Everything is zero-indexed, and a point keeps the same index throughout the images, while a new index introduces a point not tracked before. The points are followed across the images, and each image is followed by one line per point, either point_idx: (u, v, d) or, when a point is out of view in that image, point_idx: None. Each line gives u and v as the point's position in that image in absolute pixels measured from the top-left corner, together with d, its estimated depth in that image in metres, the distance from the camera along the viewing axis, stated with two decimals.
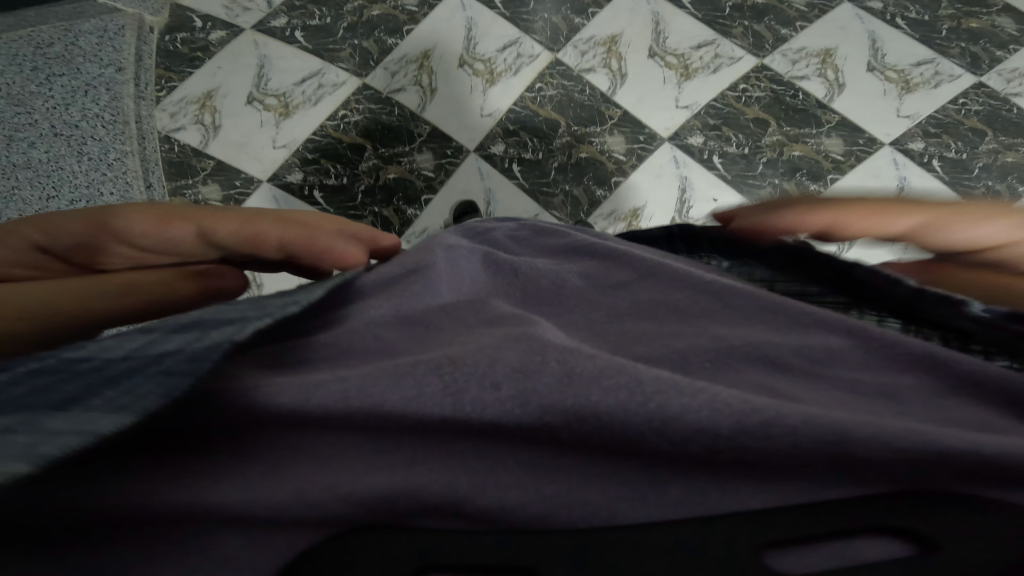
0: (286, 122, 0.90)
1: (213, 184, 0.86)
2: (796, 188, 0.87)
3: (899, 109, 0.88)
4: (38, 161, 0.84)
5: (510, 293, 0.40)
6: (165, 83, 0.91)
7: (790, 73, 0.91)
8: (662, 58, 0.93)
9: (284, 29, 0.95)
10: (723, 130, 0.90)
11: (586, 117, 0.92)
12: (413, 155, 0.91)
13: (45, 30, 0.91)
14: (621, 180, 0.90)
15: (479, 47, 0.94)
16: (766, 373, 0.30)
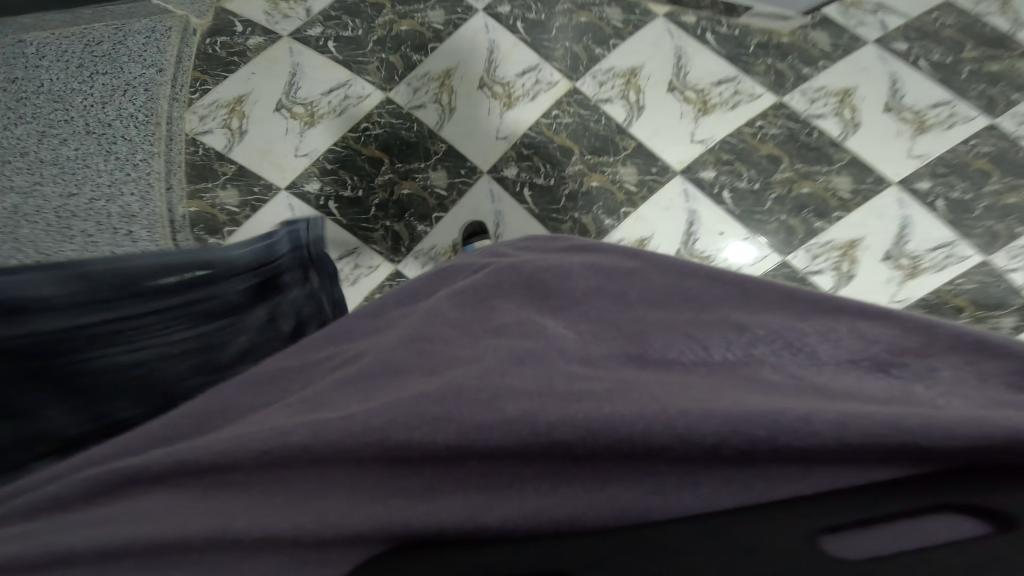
0: (311, 132, 0.79)
1: (230, 189, 0.76)
2: (799, 225, 0.71)
3: (911, 149, 0.69)
4: (66, 159, 0.71)
5: (523, 292, 0.41)
6: (199, 87, 0.79)
7: (808, 111, 0.74)
8: (681, 92, 0.77)
9: (318, 40, 0.81)
10: (736, 165, 0.74)
11: (599, 146, 0.77)
12: (427, 171, 0.79)
13: (94, 27, 0.76)
14: (630, 211, 0.76)
15: (500, 69, 0.80)
16: (799, 367, 0.32)
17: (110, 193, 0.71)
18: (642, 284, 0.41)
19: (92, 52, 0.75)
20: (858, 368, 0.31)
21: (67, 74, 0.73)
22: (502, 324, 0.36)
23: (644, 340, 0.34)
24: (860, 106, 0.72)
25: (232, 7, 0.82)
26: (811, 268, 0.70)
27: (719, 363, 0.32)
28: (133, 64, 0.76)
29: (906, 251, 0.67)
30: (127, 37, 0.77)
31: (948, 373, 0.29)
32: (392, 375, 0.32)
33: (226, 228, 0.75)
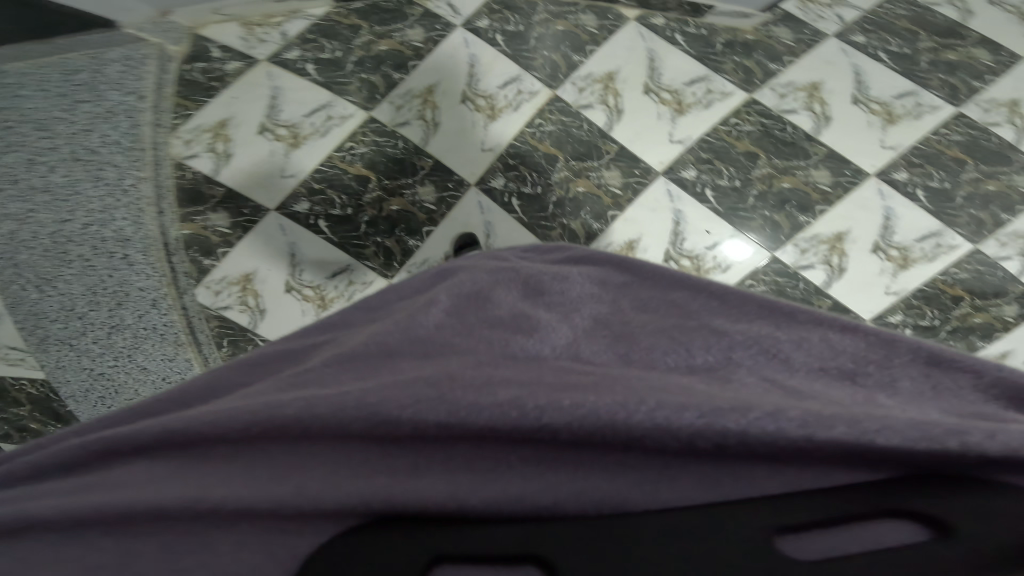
0: (296, 155, 0.58)
1: (221, 211, 0.57)
2: (785, 219, 0.57)
3: (884, 138, 0.57)
4: (55, 186, 0.53)
5: (514, 290, 0.38)
6: (177, 113, 0.57)
7: (778, 107, 0.59)
8: (656, 93, 0.61)
9: (297, 63, 0.59)
10: (717, 162, 0.59)
11: (584, 152, 0.61)
12: (415, 185, 0.60)
13: (71, 54, 0.54)
14: (616, 215, 0.59)
15: (482, 81, 0.61)
16: (775, 368, 0.28)
17: (104, 218, 0.54)
18: (632, 293, 0.38)
19: (74, 80, 0.55)
20: (829, 370, 0.28)
21: (47, 101, 0.54)
22: (485, 317, 0.34)
23: (624, 340, 0.31)
24: (829, 100, 0.59)
25: (205, 31, 0.58)
26: (802, 262, 0.57)
27: (698, 360, 0.29)
28: (111, 87, 0.55)
29: (893, 242, 0.55)
30: (109, 64, 0.56)
31: (905, 380, 0.27)
32: (357, 365, 0.29)
33: (221, 249, 0.57)
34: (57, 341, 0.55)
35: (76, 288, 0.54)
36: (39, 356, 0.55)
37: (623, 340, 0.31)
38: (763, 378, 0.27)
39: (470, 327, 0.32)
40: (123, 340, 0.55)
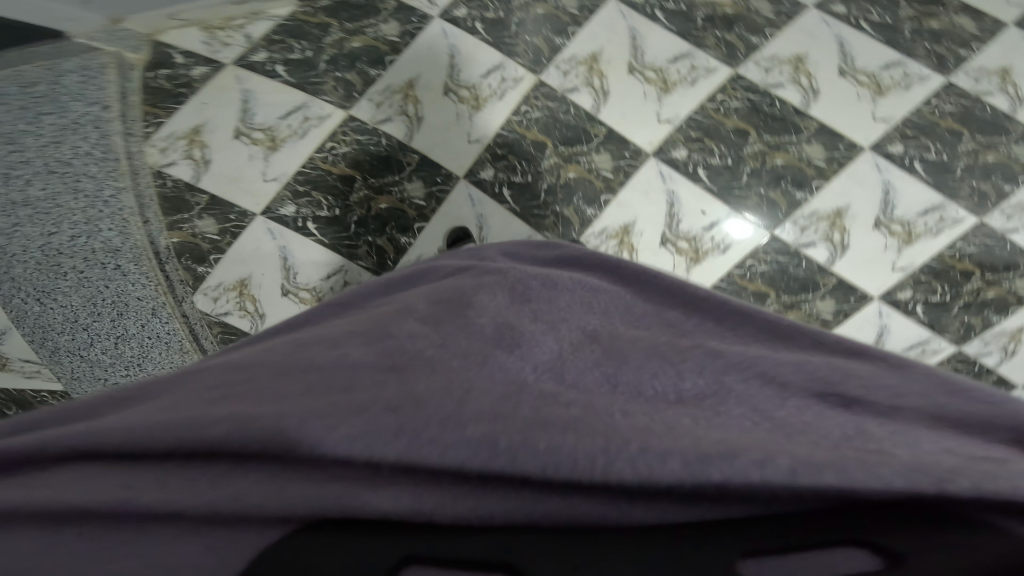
0: (278, 158, 0.57)
1: (208, 217, 0.56)
2: (782, 197, 0.57)
3: (876, 111, 0.56)
4: (37, 201, 0.52)
5: (502, 292, 0.35)
6: (150, 122, 0.55)
7: (764, 81, 0.57)
8: (641, 73, 0.58)
9: (265, 64, 0.57)
10: (705, 143, 0.58)
11: (572, 136, 0.59)
12: (404, 184, 0.60)
13: (25, 67, 0.54)
14: (611, 200, 0.59)
15: (464, 74, 0.59)
16: (765, 397, 0.26)
17: (91, 228, 0.53)
18: (626, 302, 0.36)
19: (33, 92, 0.54)
20: (823, 394, 0.26)
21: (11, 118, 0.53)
22: (467, 324, 0.30)
23: (605, 355, 0.28)
24: (816, 72, 0.57)
25: (167, 37, 0.56)
26: (801, 240, 0.57)
27: (683, 386, 0.26)
28: (77, 95, 0.54)
29: (897, 216, 0.56)
30: (64, 75, 0.54)
31: (902, 408, 0.25)
32: (305, 370, 0.26)
33: (212, 255, 0.56)
34: (67, 352, 0.55)
35: (75, 301, 0.53)
36: (53, 367, 0.56)
37: (605, 354, 0.28)
38: (754, 410, 0.25)
39: (447, 330, 0.28)
40: (131, 350, 0.55)
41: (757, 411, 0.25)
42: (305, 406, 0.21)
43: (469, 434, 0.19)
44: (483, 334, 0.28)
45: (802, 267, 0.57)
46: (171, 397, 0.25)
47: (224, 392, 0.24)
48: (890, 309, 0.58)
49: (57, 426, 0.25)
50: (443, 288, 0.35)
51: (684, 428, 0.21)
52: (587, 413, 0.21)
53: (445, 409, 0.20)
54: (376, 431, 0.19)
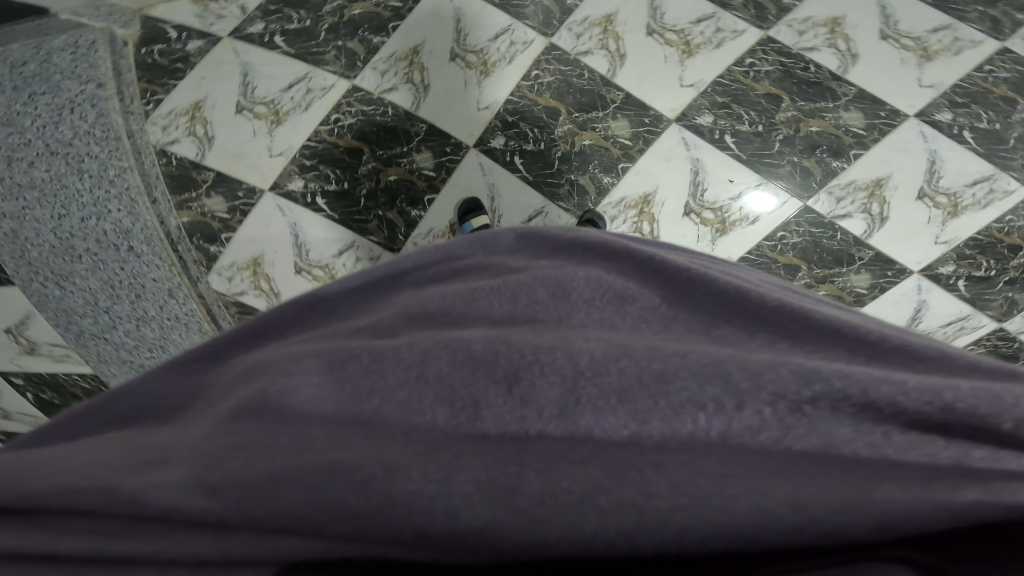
0: (280, 131, 0.77)
1: (216, 197, 0.77)
2: (816, 166, 0.76)
3: (922, 78, 0.72)
4: (41, 181, 0.70)
5: (493, 302, 0.38)
6: (150, 97, 0.76)
7: (798, 44, 0.74)
8: (660, 35, 0.76)
9: (263, 35, 0.77)
10: (733, 107, 0.76)
11: (587, 102, 0.77)
12: (413, 155, 0.79)
13: (14, 48, 0.70)
14: (628, 166, 0.78)
15: (470, 38, 0.78)
16: (833, 428, 0.29)
17: (99, 211, 0.72)
18: (670, 318, 0.36)
19: (19, 71, 0.69)
20: (877, 424, 0.28)
21: (8, 98, 0.69)
22: (461, 356, 0.34)
23: (643, 384, 0.31)
24: (852, 35, 0.73)
25: (158, 13, 0.77)
26: (838, 211, 0.77)
27: (740, 423, 0.29)
28: (68, 79, 0.70)
29: (940, 188, 0.75)
30: (54, 53, 0.70)
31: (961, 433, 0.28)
32: (328, 431, 0.32)
33: (222, 235, 0.77)
34: (95, 328, 0.80)
35: (93, 277, 0.75)
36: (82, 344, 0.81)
37: (645, 386, 0.31)
38: (808, 451, 0.28)
39: (447, 371, 0.33)
40: (154, 326, 0.79)
41: (816, 447, 0.28)
42: (316, 491, 0.26)
43: (463, 522, 0.25)
44: (481, 373, 0.33)
45: (837, 240, 0.78)
46: (178, 446, 0.31)
47: (257, 450, 0.30)
48: (930, 281, 0.79)
49: (74, 475, 0.30)
50: (428, 301, 0.40)
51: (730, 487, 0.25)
52: (606, 481, 0.26)
53: (425, 493, 0.26)
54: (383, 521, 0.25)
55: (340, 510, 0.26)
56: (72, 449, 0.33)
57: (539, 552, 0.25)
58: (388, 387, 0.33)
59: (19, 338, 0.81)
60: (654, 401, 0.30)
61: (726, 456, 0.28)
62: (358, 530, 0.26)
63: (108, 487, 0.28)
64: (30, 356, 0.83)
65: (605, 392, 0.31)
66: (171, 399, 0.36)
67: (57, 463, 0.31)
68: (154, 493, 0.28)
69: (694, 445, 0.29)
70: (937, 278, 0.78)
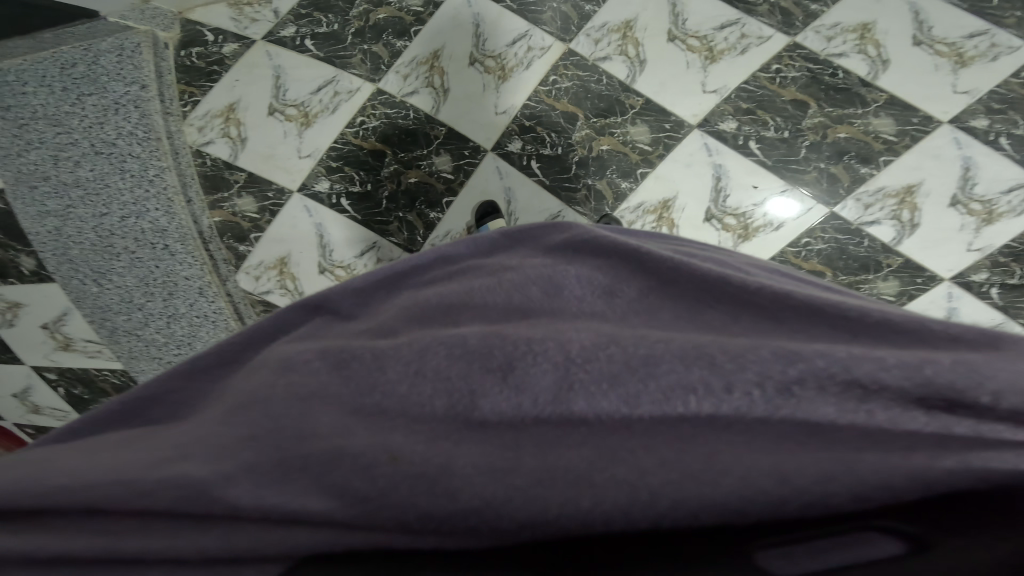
0: (309, 131, 0.84)
1: (247, 198, 0.84)
2: (843, 172, 0.76)
3: (956, 84, 0.72)
4: (86, 180, 0.79)
5: (490, 298, 0.39)
6: (188, 99, 0.84)
7: (826, 50, 0.75)
8: (682, 41, 0.79)
9: (296, 39, 0.84)
10: (758, 114, 0.77)
11: (604, 108, 0.81)
12: (432, 158, 0.84)
13: (64, 48, 0.75)
14: (648, 171, 0.81)
15: (490, 42, 0.82)
16: (817, 408, 0.28)
17: (138, 209, 0.80)
18: (659, 307, 0.37)
19: (71, 72, 0.76)
20: (865, 404, 0.28)
21: (58, 99, 0.76)
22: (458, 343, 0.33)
23: (632, 367, 0.30)
24: (883, 41, 0.73)
25: (196, 15, 0.85)
26: (866, 218, 0.77)
27: (730, 405, 0.29)
28: (112, 79, 0.78)
29: (975, 195, 0.74)
30: (101, 55, 0.77)
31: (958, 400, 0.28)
32: (330, 419, 0.31)
33: (251, 234, 0.84)
34: (126, 329, 0.87)
35: (130, 274, 0.83)
36: (113, 344, 0.88)
37: (635, 370, 0.30)
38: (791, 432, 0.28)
39: (445, 365, 0.32)
40: (183, 325, 0.86)
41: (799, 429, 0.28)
42: (317, 482, 0.27)
43: (464, 504, 0.26)
44: (480, 363, 0.32)
45: (863, 246, 0.78)
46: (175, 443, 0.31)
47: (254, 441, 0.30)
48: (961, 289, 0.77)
49: (69, 475, 0.29)
50: (427, 300, 0.41)
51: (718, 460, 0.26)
52: (600, 461, 0.27)
53: (427, 477, 0.27)
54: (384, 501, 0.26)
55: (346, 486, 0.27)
56: (75, 453, 0.33)
57: (535, 532, 0.25)
58: (389, 383, 0.33)
59: (57, 334, 0.88)
60: (644, 385, 0.30)
61: (719, 440, 0.28)
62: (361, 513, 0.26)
63: (102, 480, 0.28)
64: (64, 351, 0.90)
65: (598, 377, 0.30)
66: (174, 409, 0.37)
67: (54, 467, 0.31)
68: (146, 487, 0.27)
69: (684, 425, 0.29)
70: (970, 285, 0.77)
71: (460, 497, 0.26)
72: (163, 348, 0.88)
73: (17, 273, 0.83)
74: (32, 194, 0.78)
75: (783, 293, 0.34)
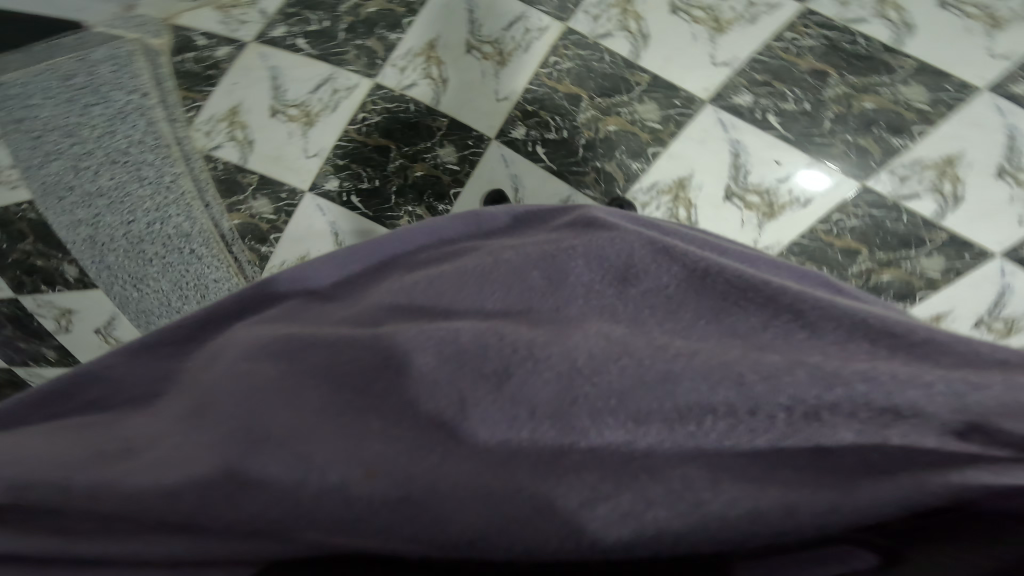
0: (312, 132, 0.82)
1: (262, 199, 0.82)
2: (873, 144, 0.71)
3: (991, 48, 0.66)
4: (107, 189, 0.76)
5: (484, 290, 0.35)
6: (191, 105, 0.81)
7: (842, 17, 0.70)
8: (687, 12, 0.75)
9: (286, 39, 0.82)
10: (774, 85, 0.73)
11: (609, 87, 0.79)
12: (435, 150, 0.84)
13: (61, 62, 0.75)
14: (660, 150, 0.79)
15: (484, 28, 0.83)
16: (846, 431, 0.25)
17: (161, 214, 0.77)
18: (677, 304, 0.33)
19: (73, 83, 0.75)
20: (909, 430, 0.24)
21: (69, 110, 0.75)
22: (440, 347, 0.30)
23: (643, 381, 0.27)
24: (903, 4, 0.68)
25: (184, 20, 0.81)
26: (903, 191, 0.72)
27: (744, 426, 0.25)
28: (113, 89, 0.76)
29: (1021, 165, 0.68)
30: (98, 65, 0.76)
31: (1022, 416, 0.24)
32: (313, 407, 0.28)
33: (271, 235, 0.82)
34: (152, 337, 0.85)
35: (165, 279, 0.79)
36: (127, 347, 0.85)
37: (644, 387, 0.27)
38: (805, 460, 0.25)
39: (432, 365, 0.29)
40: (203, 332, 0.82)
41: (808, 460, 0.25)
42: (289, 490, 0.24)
43: (453, 532, 0.23)
44: (469, 369, 0.29)
45: (902, 221, 0.73)
46: (145, 441, 0.29)
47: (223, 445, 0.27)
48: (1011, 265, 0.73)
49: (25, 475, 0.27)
50: (422, 279, 0.37)
51: (736, 497, 0.23)
52: (604, 485, 0.24)
53: (412, 497, 0.24)
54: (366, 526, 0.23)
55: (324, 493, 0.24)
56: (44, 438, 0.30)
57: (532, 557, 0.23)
58: (373, 380, 0.30)
59: (109, 339, 0.84)
60: (654, 403, 0.26)
61: (737, 461, 0.25)
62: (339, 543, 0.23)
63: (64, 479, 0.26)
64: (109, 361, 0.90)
65: (605, 393, 0.27)
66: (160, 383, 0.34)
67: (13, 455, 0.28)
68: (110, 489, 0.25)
69: (694, 451, 0.25)
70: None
71: (446, 528, 0.23)
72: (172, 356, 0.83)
73: (65, 282, 0.79)
74: (61, 205, 0.75)
75: (808, 308, 0.30)
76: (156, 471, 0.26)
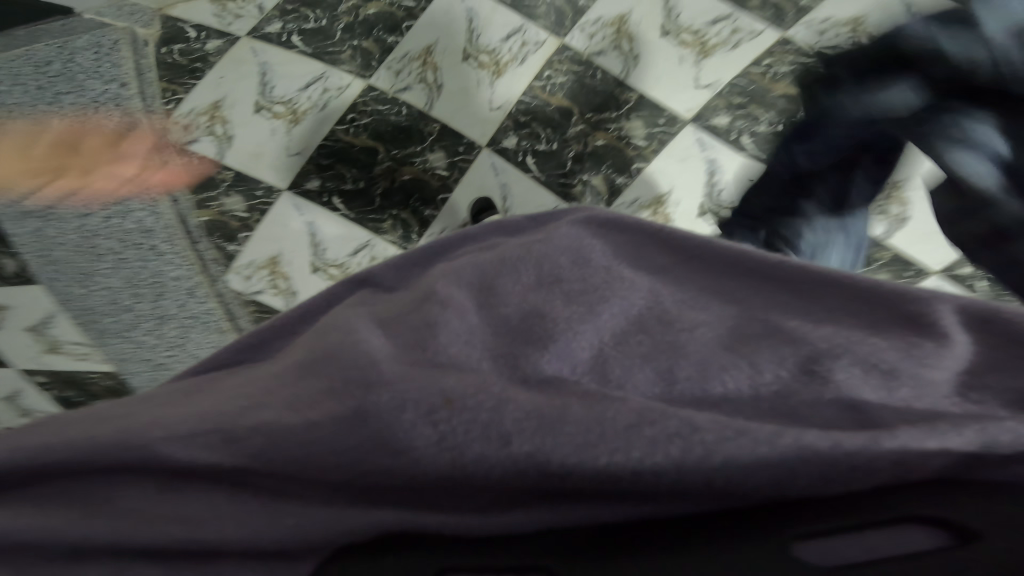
0: (298, 130, 0.87)
1: (236, 196, 0.87)
2: None
3: None
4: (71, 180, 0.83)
5: (513, 278, 0.36)
6: (171, 96, 0.84)
7: (819, 44, 0.79)
8: (676, 36, 0.83)
9: (280, 35, 0.86)
10: (749, 108, 0.82)
11: (599, 103, 0.85)
12: (426, 154, 0.89)
13: (37, 47, 0.78)
14: (643, 167, 0.86)
15: (482, 38, 0.86)
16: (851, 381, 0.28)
17: (123, 211, 0.85)
18: (703, 299, 0.34)
19: (46, 70, 0.79)
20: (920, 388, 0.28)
21: (38, 96, 0.80)
22: (496, 320, 0.34)
23: (660, 345, 0.31)
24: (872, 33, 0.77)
25: (177, 12, 0.84)
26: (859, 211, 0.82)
27: (757, 378, 0.29)
28: (93, 78, 0.81)
29: None
30: (79, 51, 0.80)
31: (998, 373, 0.28)
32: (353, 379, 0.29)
33: (240, 233, 0.88)
34: (115, 335, 0.91)
35: (116, 277, 0.87)
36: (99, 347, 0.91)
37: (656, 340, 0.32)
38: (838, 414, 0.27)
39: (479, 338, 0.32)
40: (173, 328, 0.91)
41: (844, 413, 0.27)
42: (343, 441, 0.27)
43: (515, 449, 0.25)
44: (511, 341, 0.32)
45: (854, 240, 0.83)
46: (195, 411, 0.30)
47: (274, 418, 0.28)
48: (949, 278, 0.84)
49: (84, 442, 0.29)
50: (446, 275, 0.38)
51: (781, 436, 0.25)
52: (649, 412, 0.26)
53: (476, 428, 0.26)
54: (455, 455, 0.26)
55: (408, 426, 0.26)
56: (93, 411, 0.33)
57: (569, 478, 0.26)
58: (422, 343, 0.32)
59: (43, 337, 0.90)
60: (675, 360, 0.30)
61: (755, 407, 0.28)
62: (435, 476, 0.26)
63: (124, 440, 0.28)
64: (53, 355, 0.91)
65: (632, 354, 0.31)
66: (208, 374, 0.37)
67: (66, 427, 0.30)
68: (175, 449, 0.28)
69: (715, 397, 0.29)
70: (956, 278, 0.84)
71: (514, 444, 0.25)
72: (156, 350, 0.92)
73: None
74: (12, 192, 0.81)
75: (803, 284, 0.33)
76: (259, 431, 0.28)
